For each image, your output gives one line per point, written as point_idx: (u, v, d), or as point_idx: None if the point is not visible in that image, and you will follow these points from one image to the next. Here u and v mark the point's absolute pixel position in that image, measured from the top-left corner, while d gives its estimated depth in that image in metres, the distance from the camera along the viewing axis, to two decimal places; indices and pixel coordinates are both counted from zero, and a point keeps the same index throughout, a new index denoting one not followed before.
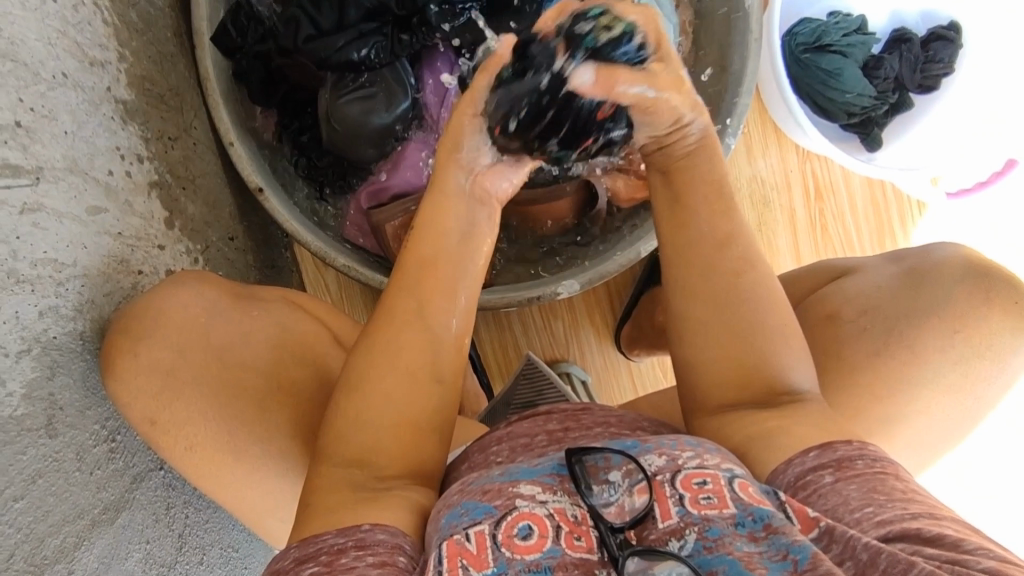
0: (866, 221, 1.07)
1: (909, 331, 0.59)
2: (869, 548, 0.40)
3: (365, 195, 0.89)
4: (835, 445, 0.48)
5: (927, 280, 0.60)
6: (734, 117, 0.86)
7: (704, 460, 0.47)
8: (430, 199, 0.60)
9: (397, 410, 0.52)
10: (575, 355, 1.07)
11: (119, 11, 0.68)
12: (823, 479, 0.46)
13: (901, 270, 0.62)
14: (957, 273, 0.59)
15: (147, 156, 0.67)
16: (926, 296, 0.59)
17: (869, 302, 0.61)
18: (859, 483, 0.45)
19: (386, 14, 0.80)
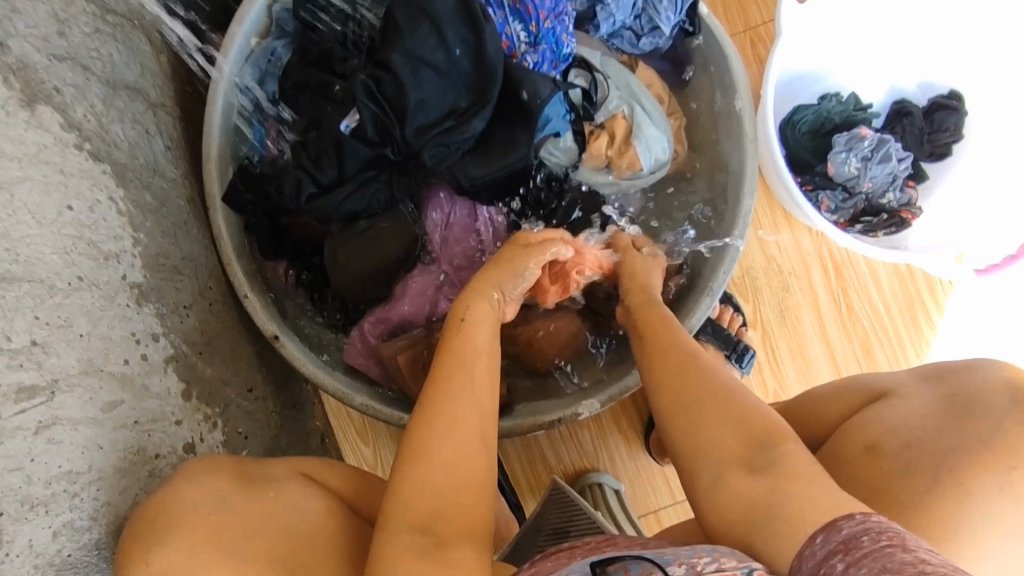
0: (893, 295, 1.05)
1: (958, 465, 0.52)
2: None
3: (369, 322, 0.90)
4: (837, 524, 0.46)
5: (976, 409, 0.55)
6: (740, 218, 0.87)
7: (722, 563, 0.46)
8: (445, 366, 0.62)
9: (438, 505, 0.54)
10: (605, 463, 1.03)
11: (135, 197, 0.72)
12: (833, 567, 0.44)
13: (941, 394, 0.58)
14: (1002, 403, 0.54)
15: (162, 332, 0.70)
16: (974, 429, 0.53)
17: (915, 435, 0.55)
18: (866, 565, 0.42)
19: (383, 161, 0.84)
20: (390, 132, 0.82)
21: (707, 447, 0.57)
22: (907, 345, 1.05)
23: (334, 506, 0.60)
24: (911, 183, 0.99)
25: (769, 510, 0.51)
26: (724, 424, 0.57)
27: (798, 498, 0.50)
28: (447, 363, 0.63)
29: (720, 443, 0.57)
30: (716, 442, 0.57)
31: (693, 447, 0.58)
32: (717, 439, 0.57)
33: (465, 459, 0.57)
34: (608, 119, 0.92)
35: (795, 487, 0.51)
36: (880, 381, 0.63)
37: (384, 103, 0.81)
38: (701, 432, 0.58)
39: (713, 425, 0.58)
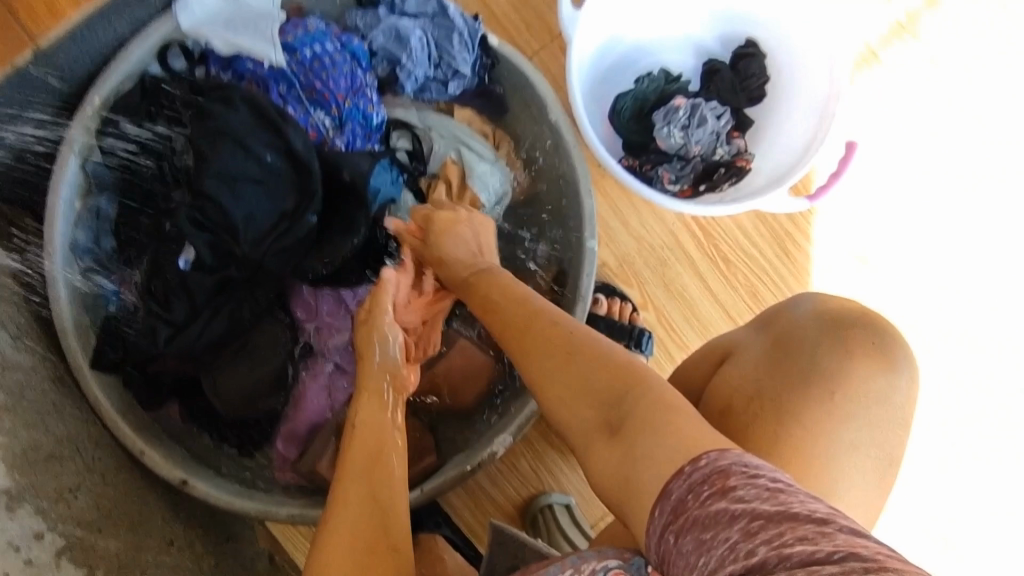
0: (760, 237, 1.11)
1: (789, 402, 0.56)
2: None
3: (281, 440, 0.90)
4: (668, 488, 0.47)
5: (795, 346, 0.58)
6: (587, 219, 0.91)
7: (580, 571, 0.51)
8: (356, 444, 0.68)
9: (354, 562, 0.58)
10: (552, 483, 1.04)
11: None
12: (668, 541, 0.46)
13: (769, 339, 0.61)
14: (814, 331, 0.58)
15: (48, 527, 0.68)
16: (796, 363, 0.57)
17: (753, 388, 0.58)
18: (690, 532, 0.44)
19: (234, 283, 0.84)
20: (230, 252, 0.83)
21: (579, 417, 0.57)
22: (787, 278, 1.11)
23: None
24: (736, 134, 1.05)
25: (625, 487, 0.51)
26: (590, 379, 0.58)
27: (644, 461, 0.50)
28: (354, 446, 0.67)
29: (579, 398, 0.57)
30: (581, 394, 0.57)
31: (562, 411, 0.59)
32: (578, 408, 0.57)
33: (370, 525, 0.61)
34: (439, 170, 0.96)
35: (641, 439, 0.51)
36: (724, 342, 0.65)
37: (216, 229, 0.82)
38: (573, 403, 0.58)
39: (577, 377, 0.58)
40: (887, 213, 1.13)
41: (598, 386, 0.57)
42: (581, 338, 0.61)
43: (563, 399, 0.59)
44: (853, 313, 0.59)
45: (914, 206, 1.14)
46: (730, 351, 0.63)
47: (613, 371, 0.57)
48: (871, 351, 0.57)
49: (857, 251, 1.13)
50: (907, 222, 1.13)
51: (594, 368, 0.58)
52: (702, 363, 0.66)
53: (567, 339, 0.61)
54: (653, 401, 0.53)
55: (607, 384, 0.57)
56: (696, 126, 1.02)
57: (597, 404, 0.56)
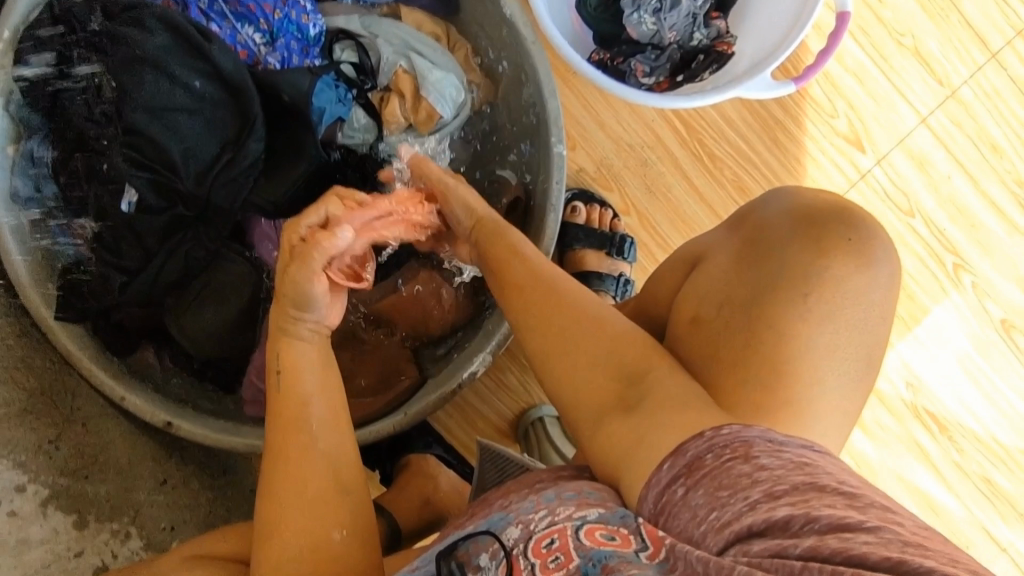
0: (745, 128, 1.04)
1: (766, 305, 0.53)
2: (701, 559, 0.41)
3: (252, 374, 0.88)
4: (685, 446, 0.47)
5: (767, 247, 0.55)
6: (554, 122, 0.83)
7: (555, 515, 0.47)
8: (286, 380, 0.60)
9: (314, 524, 0.57)
10: (540, 396, 1.05)
11: None
12: (675, 494, 0.45)
13: (739, 241, 0.58)
14: (787, 230, 0.55)
15: (28, 479, 0.69)
16: (765, 266, 0.54)
17: (723, 294, 0.55)
18: (703, 486, 0.44)
19: (184, 220, 0.80)
20: (174, 190, 0.78)
21: (580, 380, 0.56)
22: (778, 169, 1.05)
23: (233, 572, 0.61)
24: (717, 13, 0.95)
25: (623, 454, 0.50)
26: (600, 358, 0.56)
27: (664, 415, 0.51)
28: (285, 385, 0.60)
29: (584, 371, 0.56)
30: (587, 385, 0.55)
31: (568, 396, 0.56)
32: (584, 379, 0.56)
33: (323, 481, 0.58)
34: (392, 81, 0.88)
35: (663, 405, 0.51)
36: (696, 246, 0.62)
37: (154, 165, 0.77)
38: (574, 377, 0.56)
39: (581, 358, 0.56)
40: (880, 92, 1.06)
41: (604, 362, 0.56)
42: (604, 318, 0.58)
43: (572, 372, 0.56)
44: (826, 209, 0.55)
45: (909, 82, 1.06)
46: (700, 255, 0.61)
47: (632, 354, 0.55)
48: (846, 248, 0.53)
49: (848, 135, 1.05)
50: (901, 99, 1.06)
51: (605, 350, 0.56)
52: (673, 269, 0.64)
53: (582, 314, 0.58)
54: (668, 390, 0.52)
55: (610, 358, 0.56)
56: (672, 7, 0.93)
57: (601, 384, 0.55)
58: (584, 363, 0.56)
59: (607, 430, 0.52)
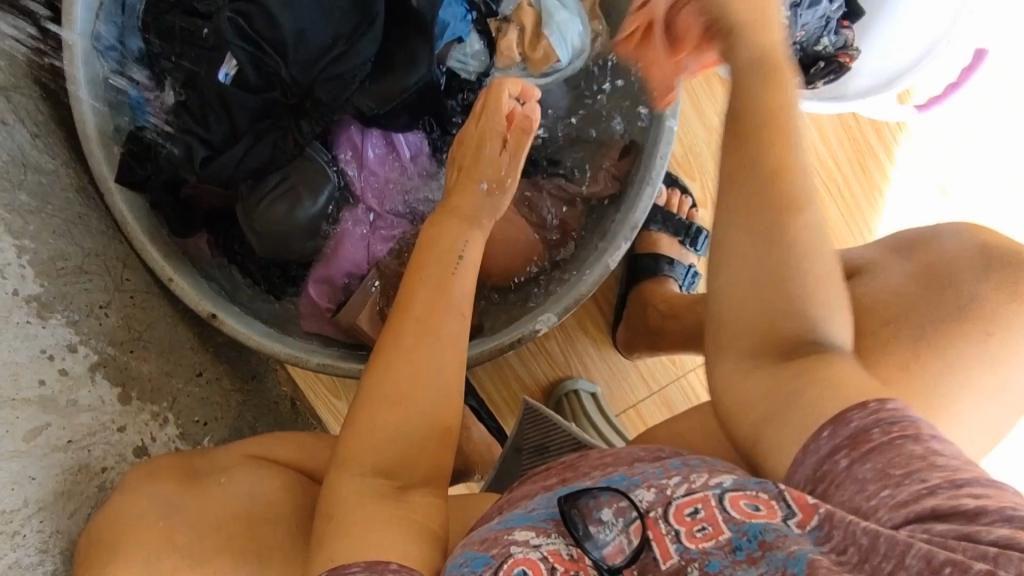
0: (843, 147, 1.01)
1: (935, 335, 0.54)
2: (869, 531, 0.36)
3: (314, 286, 0.86)
4: (846, 415, 0.42)
5: (948, 280, 0.57)
6: (670, 96, 0.79)
7: (692, 483, 0.45)
8: (414, 293, 0.60)
9: (399, 436, 0.53)
10: (578, 369, 1.04)
11: (4, 201, 0.65)
12: (837, 464, 0.41)
13: (913, 266, 0.59)
14: (975, 268, 0.56)
15: (80, 340, 0.65)
16: (951, 292, 0.55)
17: (888, 315, 0.56)
18: (872, 460, 0.40)
19: (277, 107, 0.76)
20: (276, 75, 0.73)
21: (733, 301, 0.50)
22: (860, 196, 1.02)
23: (294, 481, 0.60)
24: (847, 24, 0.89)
25: (765, 417, 0.47)
26: (770, 281, 0.48)
27: (825, 383, 0.45)
28: (415, 297, 0.60)
29: (757, 284, 0.48)
30: (748, 293, 0.49)
31: (726, 320, 0.51)
32: (742, 309, 0.49)
33: (423, 401, 0.54)
34: (514, 12, 0.83)
35: (820, 375, 0.46)
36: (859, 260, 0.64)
37: (261, 42, 0.72)
38: (728, 285, 0.50)
39: (747, 271, 0.49)
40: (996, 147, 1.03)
41: (773, 287, 0.48)
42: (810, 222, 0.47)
43: (738, 292, 0.49)
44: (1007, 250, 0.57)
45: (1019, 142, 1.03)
46: (860, 273, 0.62)
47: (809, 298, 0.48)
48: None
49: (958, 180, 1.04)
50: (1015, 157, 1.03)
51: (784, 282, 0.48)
52: None
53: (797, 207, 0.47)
54: (835, 369, 0.46)
55: (768, 293, 0.48)
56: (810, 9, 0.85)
57: (760, 311, 0.49)
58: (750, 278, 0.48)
59: (759, 381, 0.49)
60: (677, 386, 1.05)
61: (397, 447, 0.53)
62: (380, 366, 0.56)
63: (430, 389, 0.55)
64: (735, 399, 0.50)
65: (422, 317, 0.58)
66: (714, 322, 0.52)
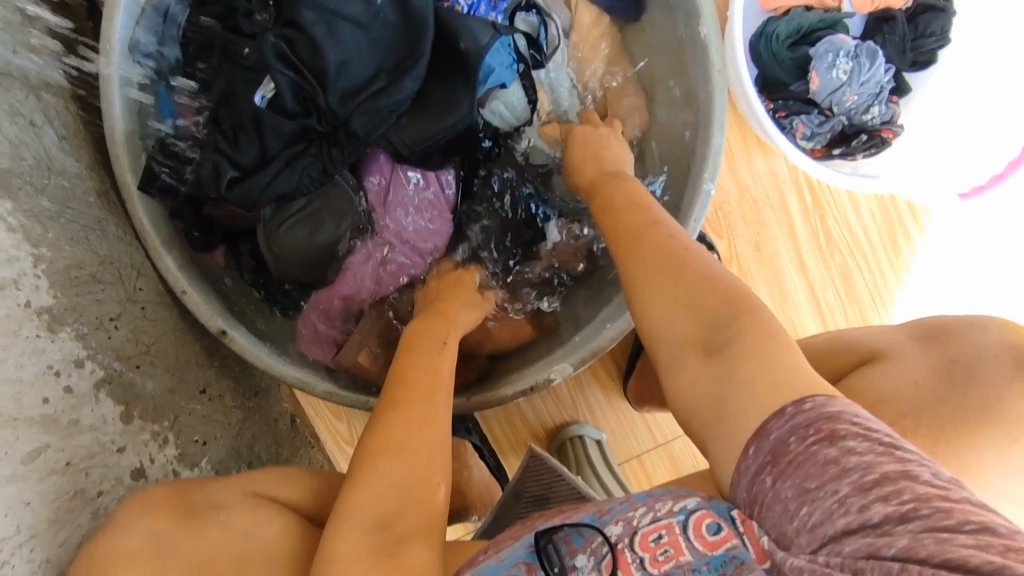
0: (873, 220, 1.00)
1: (958, 435, 0.52)
2: (795, 569, 0.40)
3: (314, 311, 0.85)
4: (769, 423, 0.44)
5: (973, 379, 0.54)
6: (708, 160, 0.78)
7: (656, 511, 0.49)
8: (410, 361, 0.66)
9: (395, 490, 0.56)
10: (585, 415, 1.03)
11: (26, 207, 0.64)
12: (763, 483, 0.42)
13: (938, 358, 0.57)
14: (1006, 363, 0.54)
15: (88, 355, 0.64)
16: (974, 395, 0.53)
17: (907, 408, 0.54)
18: (792, 478, 0.41)
19: (310, 133, 0.74)
20: (313, 101, 0.72)
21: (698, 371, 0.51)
22: (885, 268, 1.00)
23: (293, 523, 0.58)
24: (894, 98, 0.89)
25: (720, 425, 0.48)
26: (710, 328, 0.51)
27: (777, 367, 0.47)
28: (412, 365, 0.65)
29: (694, 334, 0.52)
30: (703, 354, 0.51)
31: (681, 393, 0.52)
32: (692, 372, 0.51)
33: (417, 459, 0.58)
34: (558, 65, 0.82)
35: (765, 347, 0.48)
36: (871, 344, 0.62)
37: (302, 67, 0.71)
38: (683, 363, 0.52)
39: (693, 317, 0.52)
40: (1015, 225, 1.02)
41: (719, 333, 0.51)
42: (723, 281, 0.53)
43: (676, 359, 0.53)
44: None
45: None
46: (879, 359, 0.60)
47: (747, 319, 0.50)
48: None
49: (973, 253, 1.02)
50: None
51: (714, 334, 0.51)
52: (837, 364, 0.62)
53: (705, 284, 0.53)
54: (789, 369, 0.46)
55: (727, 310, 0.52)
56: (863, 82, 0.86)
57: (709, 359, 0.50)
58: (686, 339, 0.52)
59: (717, 420, 0.48)
60: (682, 441, 1.03)
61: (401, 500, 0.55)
62: (381, 424, 0.59)
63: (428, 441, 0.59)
64: (691, 393, 0.51)
65: (422, 381, 0.63)
66: (662, 350, 0.54)
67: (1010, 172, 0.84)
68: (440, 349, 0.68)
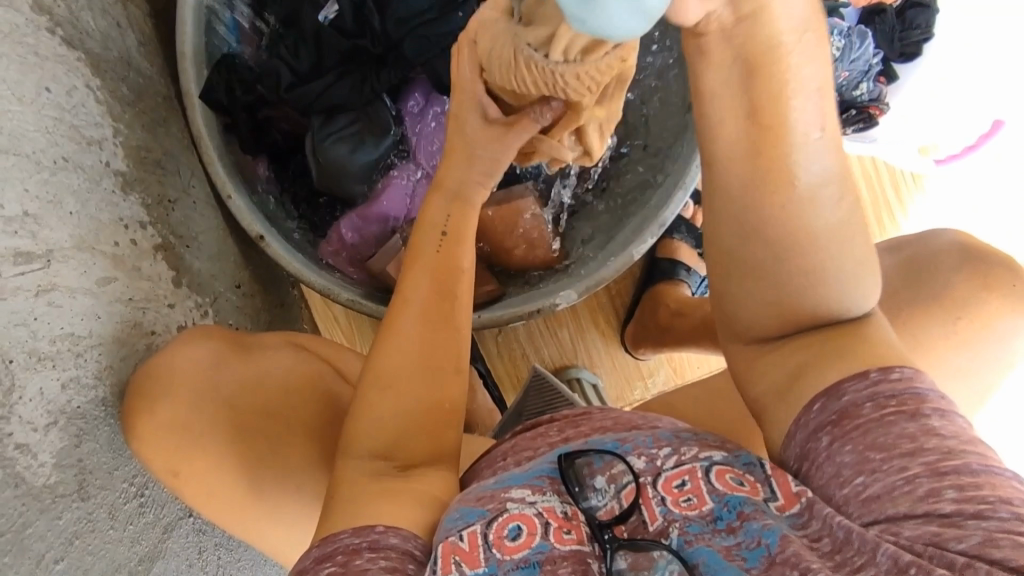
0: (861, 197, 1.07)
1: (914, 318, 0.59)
2: (844, 527, 0.42)
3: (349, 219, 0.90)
4: (842, 387, 0.46)
5: (927, 277, 0.61)
6: None
7: (681, 455, 0.50)
8: (409, 288, 0.61)
9: (401, 422, 0.56)
10: (583, 359, 1.09)
11: (110, 87, 0.72)
12: (820, 442, 0.45)
13: (899, 260, 0.64)
14: (954, 260, 0.60)
15: (150, 222, 0.71)
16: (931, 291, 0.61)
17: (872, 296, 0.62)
18: (854, 442, 0.43)
19: (362, 54, 0.85)
20: (370, 24, 0.83)
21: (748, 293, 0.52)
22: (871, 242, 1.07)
23: (325, 374, 0.64)
24: (881, 79, 0.98)
25: (787, 385, 0.50)
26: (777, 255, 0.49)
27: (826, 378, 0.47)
28: (410, 293, 0.60)
29: (757, 272, 0.51)
30: (766, 290, 0.52)
31: (741, 317, 0.54)
32: (756, 312, 0.52)
33: (420, 393, 0.57)
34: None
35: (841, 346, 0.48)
36: None
37: None
38: (743, 287, 0.53)
39: (763, 290, 0.52)
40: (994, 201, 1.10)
41: (792, 278, 0.50)
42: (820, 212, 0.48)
43: (745, 288, 0.52)
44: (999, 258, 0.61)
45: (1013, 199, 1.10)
46: None
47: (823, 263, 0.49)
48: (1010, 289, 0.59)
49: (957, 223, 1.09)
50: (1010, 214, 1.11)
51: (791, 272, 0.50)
52: None
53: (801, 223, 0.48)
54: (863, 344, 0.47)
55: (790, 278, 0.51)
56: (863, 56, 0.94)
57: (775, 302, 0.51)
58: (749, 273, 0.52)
59: (779, 374, 0.50)
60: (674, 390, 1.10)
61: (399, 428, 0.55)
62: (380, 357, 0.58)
63: (422, 374, 0.57)
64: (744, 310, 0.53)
65: (423, 310, 0.60)
66: (723, 278, 0.54)
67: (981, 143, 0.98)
68: (449, 268, 0.62)
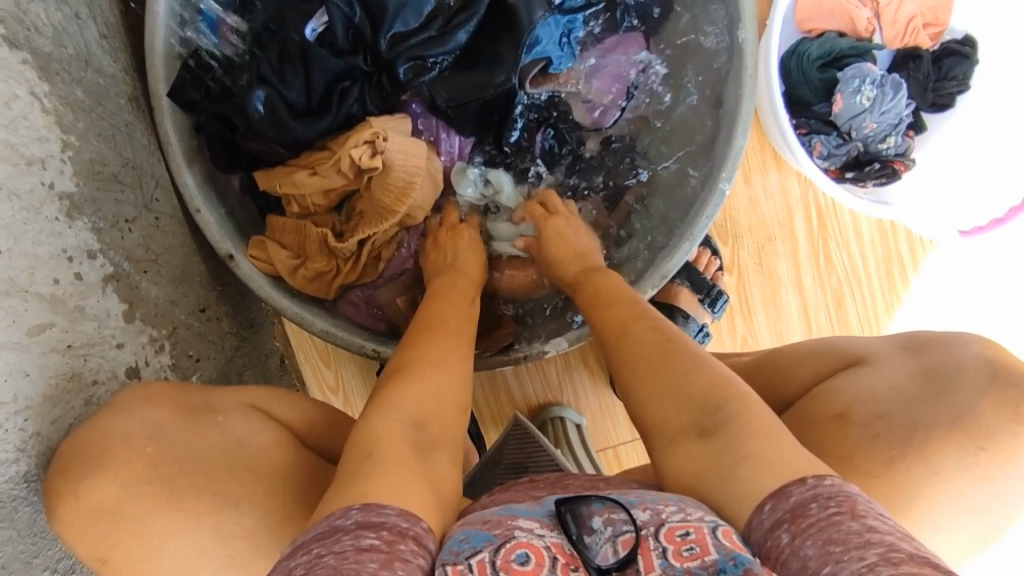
0: (872, 249, 1.01)
1: (927, 441, 0.54)
2: None
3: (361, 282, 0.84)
4: (787, 489, 0.45)
5: (951, 387, 0.56)
6: (729, 160, 0.78)
7: (687, 514, 0.45)
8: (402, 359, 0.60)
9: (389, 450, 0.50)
10: (569, 398, 1.04)
11: (62, 93, 0.63)
12: (780, 540, 0.43)
13: (918, 366, 0.59)
14: (977, 380, 0.55)
15: (99, 249, 0.63)
16: (947, 402, 0.55)
17: (882, 407, 0.56)
18: (814, 538, 0.42)
19: (355, 71, 0.77)
20: (363, 39, 0.77)
21: (655, 412, 0.56)
22: (879, 301, 1.02)
23: (283, 442, 0.59)
24: (910, 132, 0.93)
25: (731, 475, 0.49)
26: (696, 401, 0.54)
27: (750, 459, 0.49)
28: (410, 356, 0.60)
29: (659, 380, 0.57)
30: (676, 398, 0.55)
31: (659, 423, 0.55)
32: (664, 414, 0.55)
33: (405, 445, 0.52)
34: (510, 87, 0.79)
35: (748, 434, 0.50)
36: (857, 350, 0.64)
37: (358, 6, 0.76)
38: (661, 411, 0.56)
39: (670, 391, 0.56)
40: (1014, 271, 1.03)
41: (674, 373, 0.56)
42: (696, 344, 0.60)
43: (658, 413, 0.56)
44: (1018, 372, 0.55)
45: None
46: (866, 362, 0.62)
47: (709, 380, 0.55)
48: None
49: (972, 292, 1.03)
50: None
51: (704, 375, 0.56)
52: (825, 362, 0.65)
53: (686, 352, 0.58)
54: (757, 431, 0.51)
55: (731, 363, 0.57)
56: (888, 109, 0.90)
57: (687, 406, 0.55)
58: (666, 398, 0.56)
59: (694, 458, 0.52)
60: None
61: (402, 429, 0.53)
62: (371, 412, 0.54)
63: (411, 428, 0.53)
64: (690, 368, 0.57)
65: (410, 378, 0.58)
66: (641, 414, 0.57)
67: (1011, 218, 0.88)
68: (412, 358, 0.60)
